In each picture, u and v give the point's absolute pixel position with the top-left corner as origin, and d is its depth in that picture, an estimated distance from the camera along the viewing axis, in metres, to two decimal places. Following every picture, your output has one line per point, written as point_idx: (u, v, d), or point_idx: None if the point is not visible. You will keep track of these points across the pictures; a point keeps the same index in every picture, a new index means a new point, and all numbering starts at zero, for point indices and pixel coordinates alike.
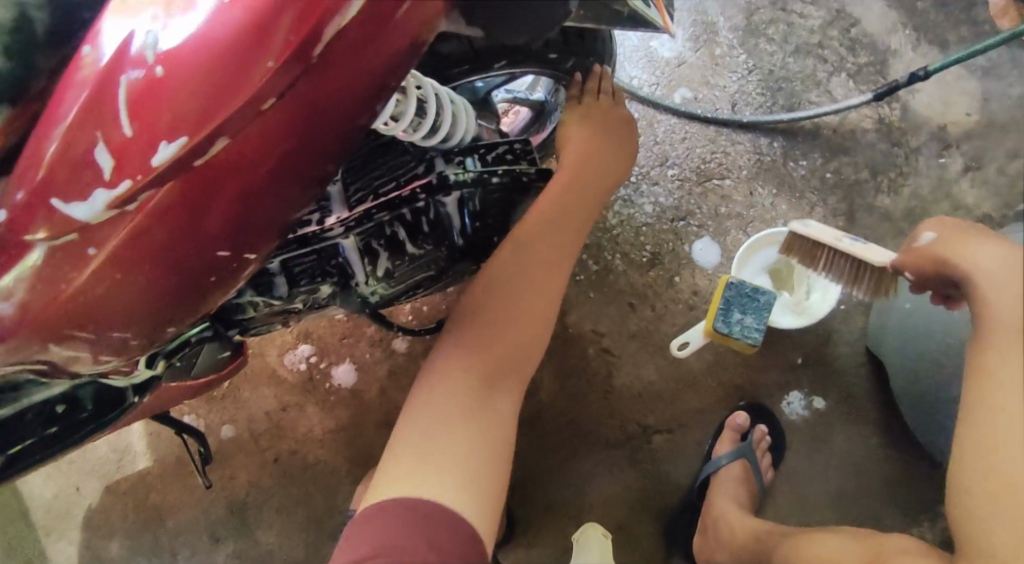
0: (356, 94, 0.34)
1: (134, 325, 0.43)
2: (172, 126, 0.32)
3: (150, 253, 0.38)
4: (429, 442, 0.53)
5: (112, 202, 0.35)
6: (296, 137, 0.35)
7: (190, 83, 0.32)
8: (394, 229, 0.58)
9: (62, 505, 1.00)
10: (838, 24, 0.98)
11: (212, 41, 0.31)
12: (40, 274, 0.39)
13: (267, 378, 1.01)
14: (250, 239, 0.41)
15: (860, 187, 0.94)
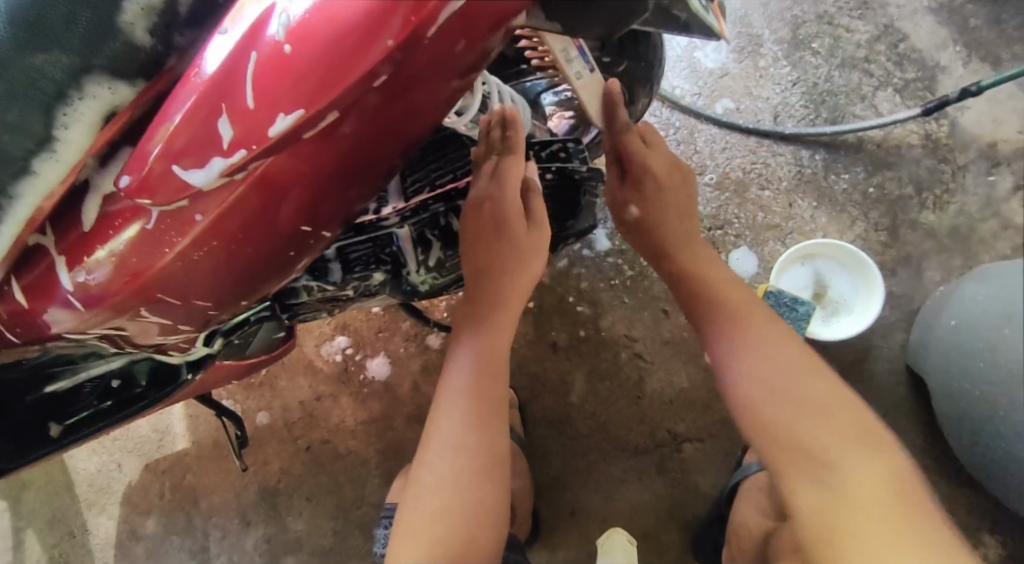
0: (462, 62, 0.35)
1: (210, 296, 0.47)
2: (292, 100, 0.32)
3: (248, 223, 0.41)
4: (439, 452, 0.61)
5: (225, 171, 0.36)
6: (402, 105, 0.36)
7: (314, 59, 0.31)
8: (448, 221, 0.63)
9: (103, 481, 1.04)
10: (885, 39, 0.98)
11: (338, 19, 0.30)
12: (140, 240, 0.40)
13: (303, 368, 1.03)
14: (339, 199, 0.43)
15: (904, 202, 0.93)
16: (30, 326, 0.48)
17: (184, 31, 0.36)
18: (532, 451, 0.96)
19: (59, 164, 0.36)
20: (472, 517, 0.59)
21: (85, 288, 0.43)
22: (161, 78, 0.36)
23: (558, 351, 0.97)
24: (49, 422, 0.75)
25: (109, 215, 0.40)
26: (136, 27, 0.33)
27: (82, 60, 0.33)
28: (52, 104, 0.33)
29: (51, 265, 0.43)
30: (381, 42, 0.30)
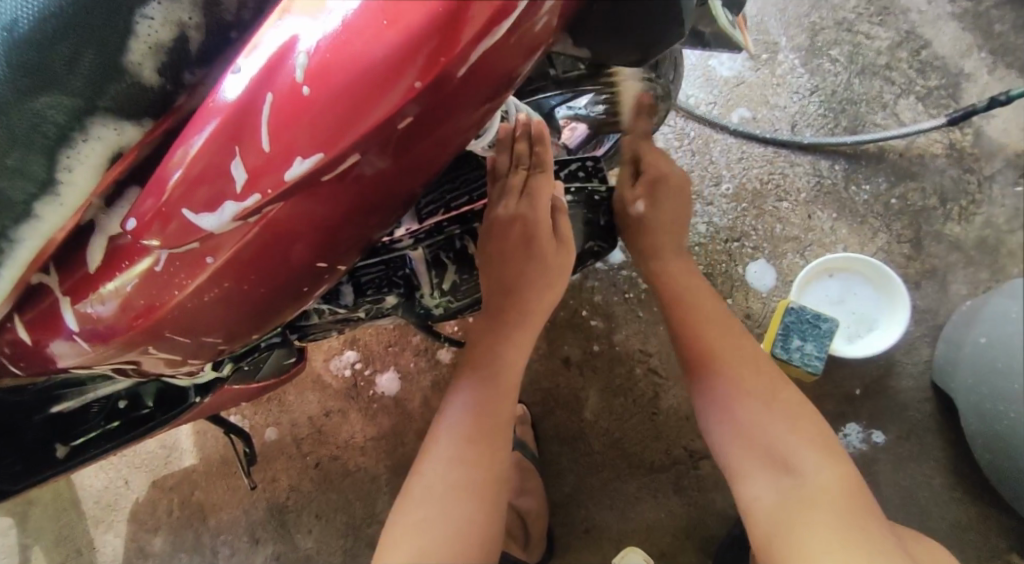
0: (482, 101, 0.34)
1: (222, 330, 0.46)
2: (309, 143, 0.32)
3: (261, 261, 0.40)
4: (436, 470, 0.60)
5: (239, 214, 0.35)
6: (421, 145, 0.36)
7: (332, 101, 0.31)
8: (463, 242, 0.62)
9: (110, 498, 1.03)
10: (907, 46, 0.96)
11: (358, 59, 0.30)
12: (148, 280, 0.40)
13: (311, 383, 1.02)
14: (354, 237, 0.42)
15: (928, 214, 0.91)
16: (37, 358, 0.49)
17: (195, 69, 0.36)
18: (545, 469, 0.94)
19: (62, 208, 0.37)
20: (459, 535, 0.56)
21: (90, 322, 0.43)
22: (170, 116, 0.37)
23: (571, 366, 0.95)
24: (56, 444, 0.74)
25: (113, 254, 0.40)
26: (143, 69, 0.34)
27: (85, 102, 0.33)
28: (55, 147, 0.34)
29: (54, 302, 0.44)
30: (407, 82, 0.30)
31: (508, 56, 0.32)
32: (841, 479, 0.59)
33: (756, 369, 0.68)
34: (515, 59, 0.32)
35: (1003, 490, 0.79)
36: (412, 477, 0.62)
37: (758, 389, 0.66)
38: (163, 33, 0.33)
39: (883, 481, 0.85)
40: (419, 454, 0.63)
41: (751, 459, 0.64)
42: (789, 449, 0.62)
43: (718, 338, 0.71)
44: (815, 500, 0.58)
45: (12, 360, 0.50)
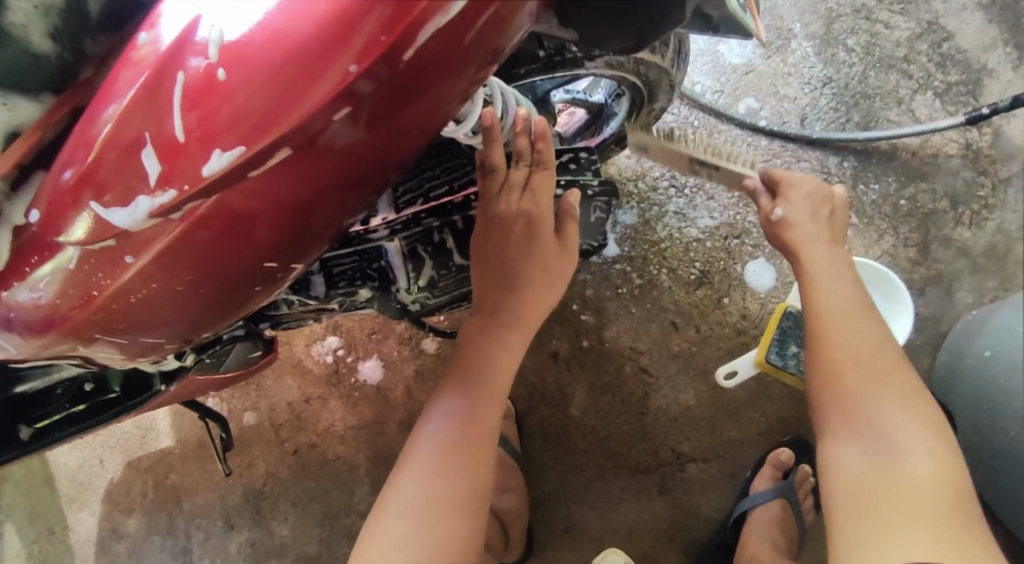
0: (438, 96, 0.31)
1: (154, 335, 0.42)
2: (229, 133, 0.29)
3: (187, 268, 0.36)
4: (411, 493, 0.57)
5: (154, 211, 0.32)
6: (369, 142, 0.32)
7: (255, 86, 0.28)
8: (442, 236, 0.58)
9: (84, 476, 1.00)
10: (928, 38, 0.91)
11: (287, 37, 0.27)
12: (70, 278, 0.37)
13: (292, 368, 0.99)
14: (300, 242, 0.39)
15: (938, 217, 0.87)
16: None
17: (97, 36, 0.36)
18: (527, 465, 0.91)
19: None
20: (441, 552, 0.54)
21: (9, 323, 0.40)
22: (75, 90, 0.36)
23: (559, 361, 0.92)
24: (18, 425, 0.70)
25: (21, 249, 0.37)
26: (30, 33, 0.33)
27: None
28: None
29: None
30: (342, 64, 0.26)
31: (466, 48, 0.28)
32: (949, 473, 0.55)
33: (873, 354, 0.61)
34: (475, 51, 0.28)
35: (996, 509, 0.76)
36: (390, 486, 0.59)
37: (864, 370, 0.60)
38: None
39: None
40: (396, 463, 0.60)
41: (847, 436, 0.59)
42: (894, 431, 0.57)
43: (859, 335, 0.62)
44: (914, 486, 0.54)
45: None
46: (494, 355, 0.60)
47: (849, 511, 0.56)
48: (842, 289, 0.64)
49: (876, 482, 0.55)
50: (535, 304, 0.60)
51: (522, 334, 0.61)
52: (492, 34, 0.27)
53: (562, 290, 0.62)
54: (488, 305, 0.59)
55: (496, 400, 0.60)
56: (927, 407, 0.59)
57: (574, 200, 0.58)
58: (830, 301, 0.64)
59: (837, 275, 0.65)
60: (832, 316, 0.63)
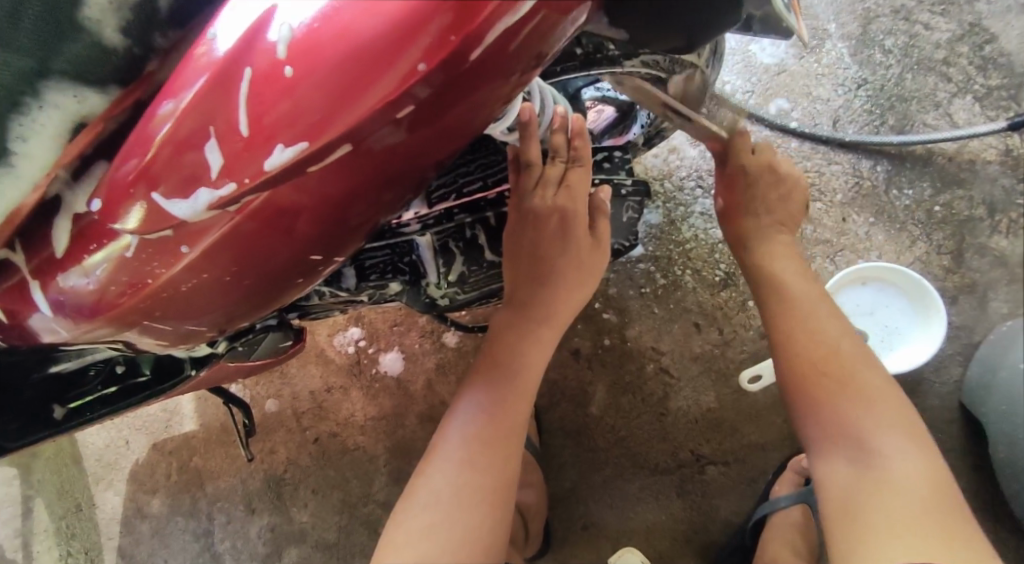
0: (493, 90, 0.31)
1: (199, 320, 0.44)
2: (292, 129, 0.29)
3: (239, 254, 0.37)
4: (438, 483, 0.57)
5: (214, 203, 0.33)
6: (422, 134, 0.32)
7: (320, 83, 0.28)
8: (473, 232, 0.59)
9: (111, 457, 1.03)
10: (969, 40, 0.89)
11: (353, 33, 0.27)
12: (123, 263, 0.37)
13: (314, 357, 1.00)
14: (345, 229, 0.39)
15: (974, 224, 0.85)
16: (16, 332, 0.47)
17: (166, 31, 0.34)
18: (546, 462, 0.91)
19: (21, 180, 0.35)
20: (467, 542, 0.55)
21: (60, 307, 0.41)
22: (141, 84, 0.35)
23: (580, 359, 0.92)
24: (52, 405, 0.71)
25: (81, 234, 0.38)
26: (102, 26, 0.32)
27: (39, 63, 0.32)
28: (7, 112, 0.33)
29: (21, 281, 0.42)
30: (409, 61, 0.27)
31: (521, 45, 0.28)
32: (928, 469, 0.57)
33: (834, 353, 0.63)
34: (534, 42, 0.28)
35: None
36: (418, 475, 0.59)
37: (837, 371, 0.62)
38: None
39: None
40: (424, 453, 0.60)
41: (829, 447, 0.60)
42: (875, 437, 0.58)
43: (826, 334, 0.64)
44: (900, 491, 0.55)
45: None
46: (525, 349, 0.59)
47: (837, 525, 0.57)
48: (803, 286, 0.67)
49: (863, 491, 0.57)
50: (566, 300, 0.59)
51: (553, 329, 0.61)
52: (546, 31, 0.28)
53: (593, 286, 0.61)
54: (519, 298, 0.59)
55: (526, 394, 0.60)
56: (898, 404, 0.60)
57: (603, 196, 0.58)
58: (790, 300, 0.66)
59: (797, 274, 0.68)
60: (794, 317, 0.65)
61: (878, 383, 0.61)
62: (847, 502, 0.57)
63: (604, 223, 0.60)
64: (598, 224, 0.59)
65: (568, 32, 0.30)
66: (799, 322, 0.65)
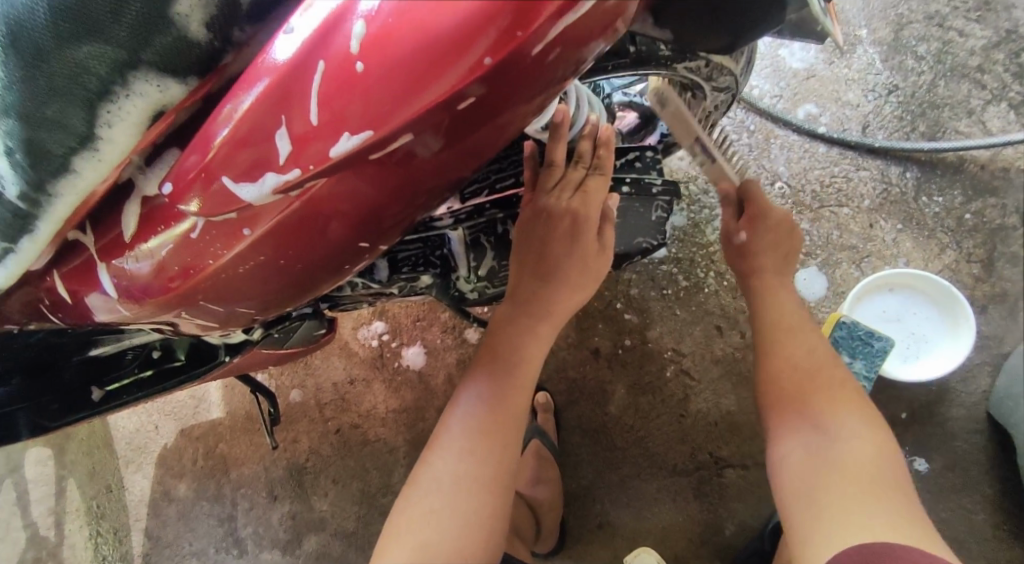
0: (549, 83, 0.32)
1: (248, 303, 0.46)
2: (360, 117, 0.31)
3: (296, 239, 0.39)
4: (437, 471, 0.57)
5: (279, 187, 0.34)
6: (480, 128, 0.34)
7: (388, 76, 0.29)
8: (505, 227, 0.60)
9: (141, 440, 1.06)
10: (1006, 47, 0.87)
11: (421, 28, 0.28)
12: (185, 244, 0.40)
13: (338, 349, 1.02)
14: (398, 218, 0.41)
15: (1005, 234, 0.84)
16: (74, 310, 0.50)
17: (245, 26, 0.34)
18: (564, 460, 0.91)
19: (101, 163, 0.35)
20: (468, 530, 0.54)
21: (122, 286, 0.44)
22: (215, 75, 0.35)
23: (600, 358, 0.92)
24: (91, 387, 0.74)
25: (148, 218, 0.40)
26: (190, 22, 0.31)
27: (129, 54, 0.31)
28: (96, 100, 0.32)
29: (89, 260, 0.44)
30: (476, 55, 0.28)
31: (578, 41, 0.30)
32: (878, 458, 0.57)
33: (808, 355, 0.65)
34: (593, 34, 0.29)
35: None
36: (421, 464, 0.59)
37: (804, 368, 0.64)
38: None
39: None
40: (428, 442, 0.60)
41: (789, 436, 0.61)
42: (831, 420, 0.60)
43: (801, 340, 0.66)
44: (848, 472, 0.56)
45: (51, 310, 0.51)
46: (528, 343, 0.60)
47: (792, 506, 0.58)
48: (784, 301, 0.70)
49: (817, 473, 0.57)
50: (569, 298, 0.60)
51: (551, 327, 0.61)
52: (603, 24, 0.29)
53: (593, 289, 0.61)
54: (524, 294, 0.59)
55: (525, 387, 0.61)
56: (864, 400, 0.62)
57: (614, 204, 0.59)
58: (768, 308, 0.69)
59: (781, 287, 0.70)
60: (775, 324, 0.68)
61: (836, 382, 0.63)
62: (799, 485, 0.58)
63: (609, 231, 0.60)
64: (609, 231, 0.59)
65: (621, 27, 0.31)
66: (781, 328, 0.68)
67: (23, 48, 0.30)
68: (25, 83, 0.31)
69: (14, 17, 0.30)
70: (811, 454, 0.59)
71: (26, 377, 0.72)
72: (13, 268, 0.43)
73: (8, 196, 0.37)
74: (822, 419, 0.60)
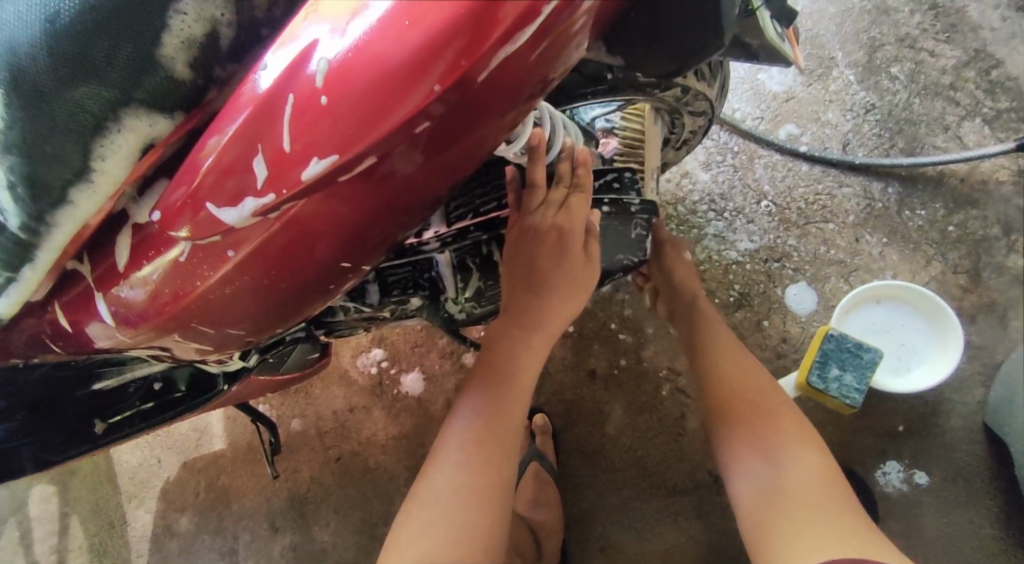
0: (506, 104, 0.34)
1: (243, 326, 0.48)
2: (326, 144, 0.33)
3: (279, 259, 0.41)
4: (435, 485, 0.58)
5: (257, 211, 0.36)
6: (447, 148, 0.36)
7: (351, 105, 0.31)
8: (489, 248, 0.62)
9: (143, 474, 1.06)
10: (975, 65, 0.91)
11: (379, 61, 0.30)
12: (175, 268, 0.42)
13: (338, 378, 1.03)
14: (378, 236, 0.43)
15: (989, 244, 0.86)
16: (75, 340, 0.51)
17: (226, 64, 0.36)
18: (563, 483, 0.91)
19: (95, 195, 0.37)
20: (466, 540, 0.55)
21: (119, 313, 0.46)
22: (200, 110, 0.37)
23: (596, 379, 0.93)
24: (94, 420, 0.75)
25: (139, 245, 0.42)
26: (175, 62, 0.34)
27: (121, 94, 0.34)
28: (91, 136, 0.34)
29: (87, 288, 0.46)
30: (427, 84, 0.30)
31: (528, 66, 0.32)
32: (820, 471, 0.62)
33: (747, 377, 0.70)
34: (540, 59, 0.32)
35: None
36: (420, 479, 0.60)
37: (750, 388, 0.69)
38: (196, 29, 0.34)
39: (926, 526, 0.80)
40: (426, 457, 0.61)
41: (742, 456, 0.65)
42: (774, 447, 0.64)
43: (744, 363, 0.72)
44: (793, 490, 0.61)
45: (52, 340, 0.53)
46: (520, 357, 0.61)
47: (749, 522, 0.62)
48: (715, 324, 0.76)
49: (767, 490, 0.62)
50: (558, 310, 0.61)
51: (542, 340, 0.62)
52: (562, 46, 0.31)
53: (582, 301, 0.63)
54: (514, 307, 0.60)
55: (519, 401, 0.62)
56: (797, 420, 0.67)
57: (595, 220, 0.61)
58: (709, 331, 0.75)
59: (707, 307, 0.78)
60: (718, 348, 0.73)
61: (771, 400, 0.68)
62: (753, 501, 0.62)
63: (593, 244, 0.62)
64: (595, 245, 0.62)
65: (577, 52, 0.33)
66: (724, 352, 0.73)
67: (26, 92, 0.33)
68: (29, 122, 0.34)
69: (15, 64, 0.33)
70: (761, 473, 0.63)
71: (29, 412, 0.72)
72: (13, 298, 0.45)
73: (10, 228, 0.38)
74: (769, 446, 0.64)
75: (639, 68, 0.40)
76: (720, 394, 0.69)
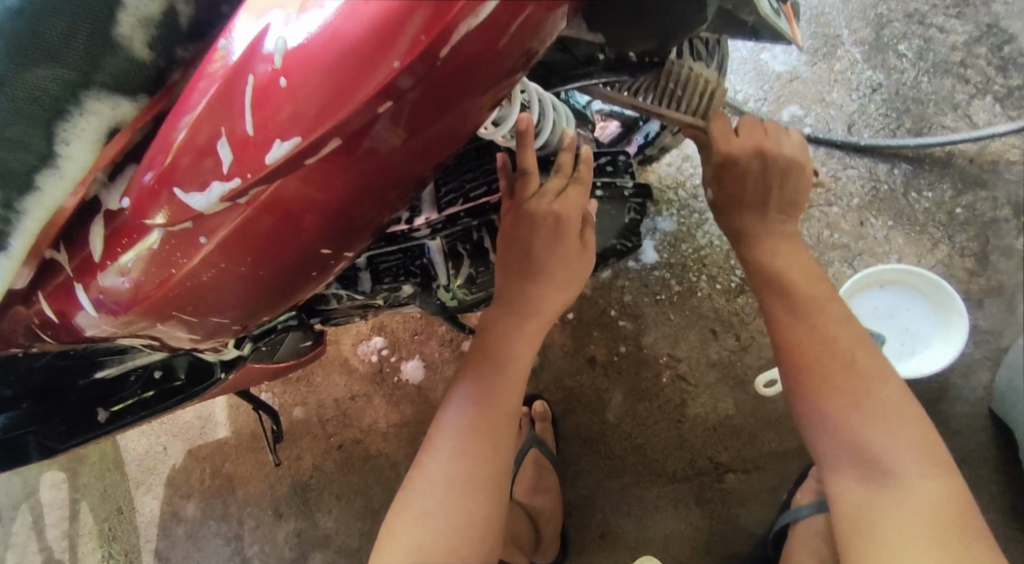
0: (479, 90, 0.33)
1: (224, 316, 0.48)
2: (289, 125, 0.32)
3: (254, 247, 0.40)
4: (429, 474, 0.58)
5: (225, 195, 0.36)
6: (419, 133, 0.35)
7: (313, 84, 0.31)
8: (480, 235, 0.62)
9: (150, 462, 1.07)
10: (987, 41, 0.88)
11: (339, 39, 0.29)
12: (151, 257, 0.41)
13: (338, 365, 1.03)
14: (355, 225, 0.42)
15: (998, 226, 0.84)
16: (64, 329, 0.51)
17: (187, 45, 0.36)
18: (563, 468, 0.91)
19: (63, 180, 0.37)
20: (462, 528, 0.55)
21: (99, 303, 0.45)
22: (164, 93, 0.37)
23: (596, 367, 0.92)
24: (96, 409, 0.75)
25: (113, 233, 0.41)
26: (134, 42, 0.33)
27: (81, 76, 0.33)
28: (53, 120, 0.34)
29: (67, 278, 0.46)
30: (387, 62, 0.29)
31: (498, 51, 0.30)
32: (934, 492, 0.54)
33: (844, 364, 0.60)
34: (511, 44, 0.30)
35: None
36: (415, 468, 0.60)
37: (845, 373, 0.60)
38: (152, 7, 0.33)
39: None
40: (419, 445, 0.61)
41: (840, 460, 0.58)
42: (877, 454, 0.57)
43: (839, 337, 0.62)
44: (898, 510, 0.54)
45: (41, 329, 0.53)
46: (514, 346, 0.61)
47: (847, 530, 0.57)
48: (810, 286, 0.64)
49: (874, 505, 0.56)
50: (552, 298, 0.60)
51: (535, 329, 0.61)
52: (535, 29, 0.30)
53: (576, 291, 0.62)
54: (509, 295, 0.59)
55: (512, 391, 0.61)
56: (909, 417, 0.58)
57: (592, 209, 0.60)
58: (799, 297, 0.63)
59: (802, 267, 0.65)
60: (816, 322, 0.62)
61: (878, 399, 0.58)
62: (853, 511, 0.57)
63: (588, 232, 0.61)
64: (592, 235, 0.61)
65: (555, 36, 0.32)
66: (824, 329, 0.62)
67: None
68: None
69: None
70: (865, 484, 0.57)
71: (34, 400, 0.73)
72: None
73: None
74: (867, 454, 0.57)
75: (623, 44, 0.39)
76: (809, 377, 0.61)
